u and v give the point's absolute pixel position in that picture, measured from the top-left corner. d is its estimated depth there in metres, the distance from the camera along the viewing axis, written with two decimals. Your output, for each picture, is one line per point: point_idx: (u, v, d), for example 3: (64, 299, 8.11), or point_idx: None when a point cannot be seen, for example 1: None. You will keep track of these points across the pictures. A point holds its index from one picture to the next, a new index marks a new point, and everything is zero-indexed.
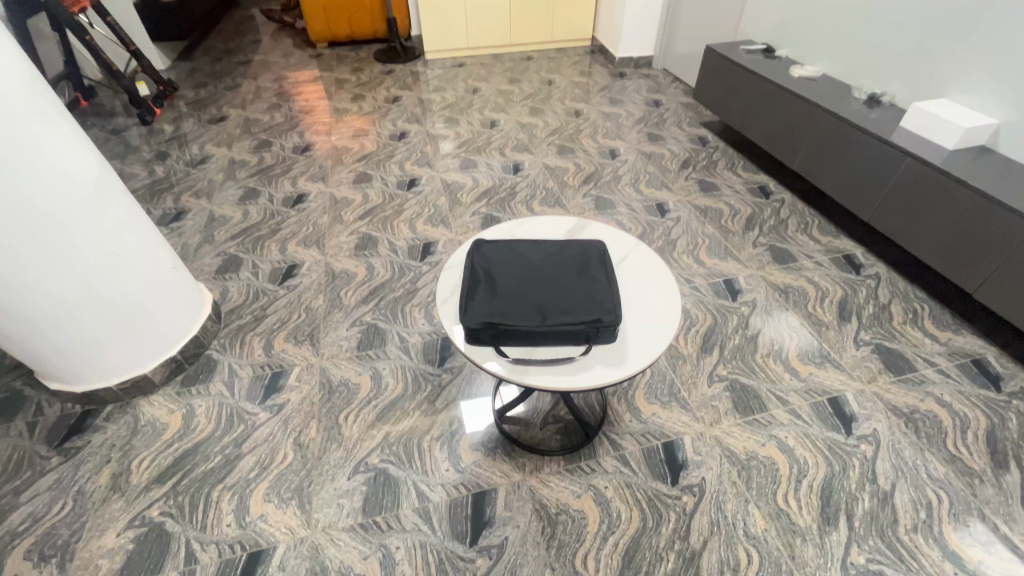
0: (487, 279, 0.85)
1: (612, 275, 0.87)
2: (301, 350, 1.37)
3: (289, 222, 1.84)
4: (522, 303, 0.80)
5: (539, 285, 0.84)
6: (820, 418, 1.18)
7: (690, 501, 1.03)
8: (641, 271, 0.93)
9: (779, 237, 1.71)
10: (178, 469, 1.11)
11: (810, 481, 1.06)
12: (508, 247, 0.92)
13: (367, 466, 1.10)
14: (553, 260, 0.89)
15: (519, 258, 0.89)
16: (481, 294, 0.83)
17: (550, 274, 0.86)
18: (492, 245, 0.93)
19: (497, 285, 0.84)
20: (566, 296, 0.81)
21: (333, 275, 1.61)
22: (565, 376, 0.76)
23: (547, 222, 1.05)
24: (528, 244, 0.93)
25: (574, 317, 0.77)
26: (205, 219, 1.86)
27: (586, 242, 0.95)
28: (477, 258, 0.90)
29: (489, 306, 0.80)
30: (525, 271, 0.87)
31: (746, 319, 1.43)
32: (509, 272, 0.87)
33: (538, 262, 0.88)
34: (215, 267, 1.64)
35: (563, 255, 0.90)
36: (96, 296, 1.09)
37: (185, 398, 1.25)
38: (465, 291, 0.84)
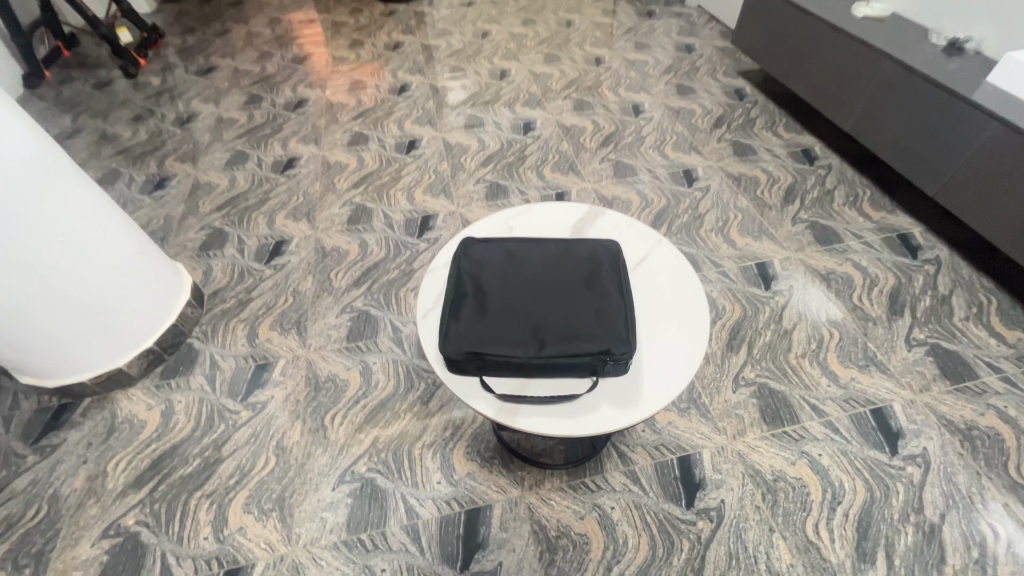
0: (475, 291, 0.71)
1: (626, 286, 0.71)
2: (287, 340, 1.27)
3: (278, 190, 1.69)
4: (515, 325, 0.66)
5: (537, 300, 0.69)
6: (860, 434, 1.04)
7: (706, 528, 0.93)
8: (663, 276, 0.77)
9: (823, 212, 1.50)
10: (155, 473, 1.04)
11: (845, 509, 0.94)
12: (503, 246, 0.77)
13: (353, 475, 1.02)
14: (556, 264, 0.74)
15: (515, 262, 0.74)
16: (466, 311, 0.69)
17: (552, 284, 0.71)
18: (484, 245, 0.77)
19: (487, 300, 0.70)
20: (570, 316, 0.67)
21: (323, 253, 1.48)
22: (564, 419, 0.63)
23: (551, 214, 0.89)
24: (527, 243, 0.77)
25: (578, 347, 0.63)
26: (190, 187, 1.72)
27: (598, 240, 0.79)
28: (465, 262, 0.75)
29: (475, 329, 0.66)
30: (521, 280, 0.72)
31: (781, 311, 1.26)
32: (502, 281, 0.72)
33: (538, 268, 0.73)
34: (199, 243, 1.53)
35: (568, 258, 0.75)
36: (62, 294, 0.99)
37: (164, 393, 1.17)
38: (448, 307, 0.70)
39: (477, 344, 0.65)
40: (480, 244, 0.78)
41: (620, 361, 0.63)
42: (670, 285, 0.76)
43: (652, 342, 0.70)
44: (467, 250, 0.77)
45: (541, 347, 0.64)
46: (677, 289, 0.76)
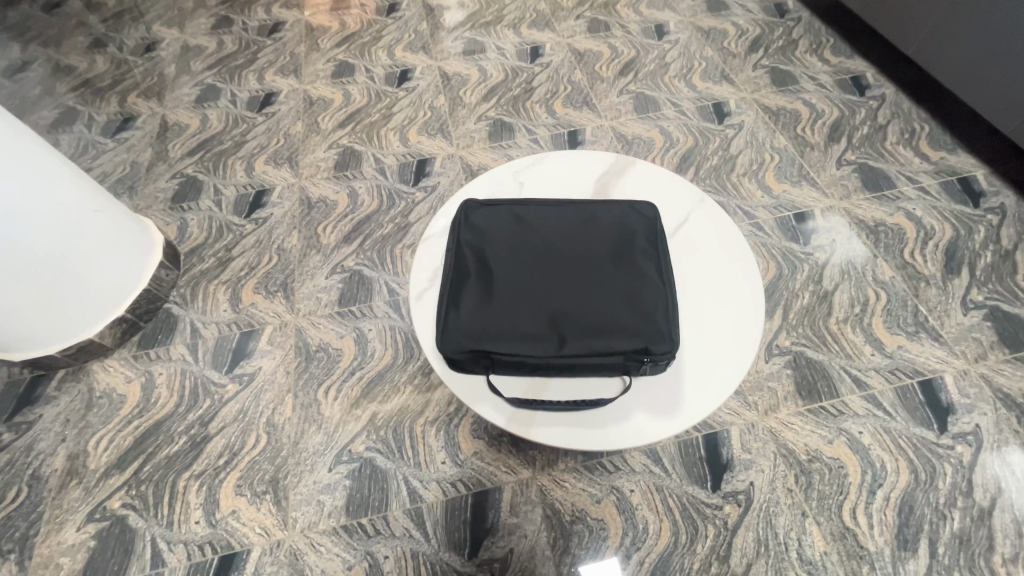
0: (480, 270, 0.58)
1: (664, 261, 0.58)
2: (273, 305, 1.15)
3: (255, 131, 1.51)
4: (531, 315, 0.54)
5: (557, 282, 0.56)
6: (906, 409, 0.94)
7: (733, 513, 0.85)
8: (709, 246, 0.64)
9: (873, 153, 1.31)
10: (139, 452, 0.97)
11: (886, 493, 0.86)
12: (512, 210, 0.63)
13: (351, 455, 0.95)
14: (579, 232, 0.60)
15: (529, 231, 0.61)
16: (471, 297, 0.57)
17: (575, 259, 0.58)
18: (490, 208, 0.64)
19: (495, 281, 0.57)
20: (599, 303, 0.55)
21: (309, 204, 1.33)
22: (589, 428, 0.53)
23: (568, 167, 0.74)
24: (542, 205, 0.63)
25: (609, 344, 0.52)
26: (157, 128, 1.54)
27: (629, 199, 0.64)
28: (467, 230, 0.62)
29: (481, 321, 0.55)
30: (536, 254, 0.59)
31: (822, 269, 1.12)
32: (513, 256, 0.59)
33: (557, 238, 0.60)
34: (171, 194, 1.38)
35: (594, 225, 0.61)
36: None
37: (143, 364, 1.08)
38: (447, 290, 0.58)
39: (486, 340, 0.54)
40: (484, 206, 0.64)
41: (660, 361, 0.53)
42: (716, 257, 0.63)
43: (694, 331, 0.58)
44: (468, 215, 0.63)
45: (563, 344, 0.53)
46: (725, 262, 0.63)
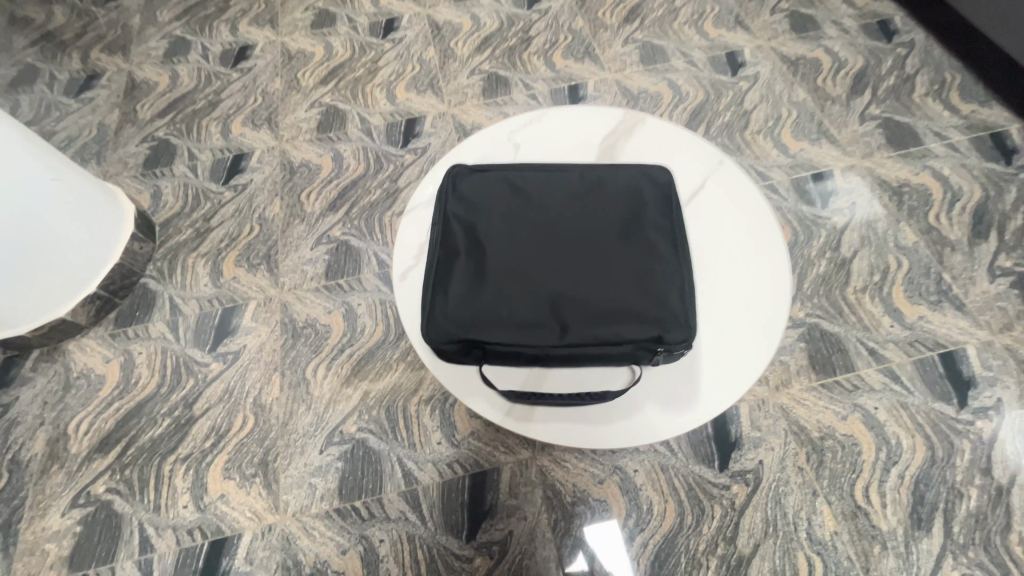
0: (472, 249, 0.52)
1: (680, 236, 0.52)
2: (256, 279, 1.09)
3: (230, 89, 1.39)
4: (528, 300, 0.49)
5: (558, 262, 0.51)
6: (925, 383, 0.89)
7: (741, 493, 0.82)
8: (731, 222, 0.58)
9: (899, 106, 1.21)
10: (121, 435, 0.93)
11: (901, 471, 0.83)
12: (507, 178, 0.57)
13: (343, 436, 0.91)
14: (583, 205, 0.54)
15: (525, 203, 0.54)
16: (459, 278, 0.51)
17: (579, 237, 0.52)
18: (483, 176, 0.57)
19: (488, 260, 0.51)
20: (606, 286, 0.49)
21: (291, 169, 1.24)
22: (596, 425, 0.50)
23: (568, 126, 0.67)
24: (541, 173, 0.57)
25: (617, 333, 0.47)
26: (124, 87, 1.42)
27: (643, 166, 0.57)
28: (456, 201, 0.56)
29: (472, 306, 0.49)
30: (534, 230, 0.53)
31: (840, 235, 1.04)
32: (508, 232, 0.53)
33: (557, 212, 0.53)
34: (143, 159, 1.28)
35: (600, 197, 0.54)
36: None
37: (122, 343, 1.02)
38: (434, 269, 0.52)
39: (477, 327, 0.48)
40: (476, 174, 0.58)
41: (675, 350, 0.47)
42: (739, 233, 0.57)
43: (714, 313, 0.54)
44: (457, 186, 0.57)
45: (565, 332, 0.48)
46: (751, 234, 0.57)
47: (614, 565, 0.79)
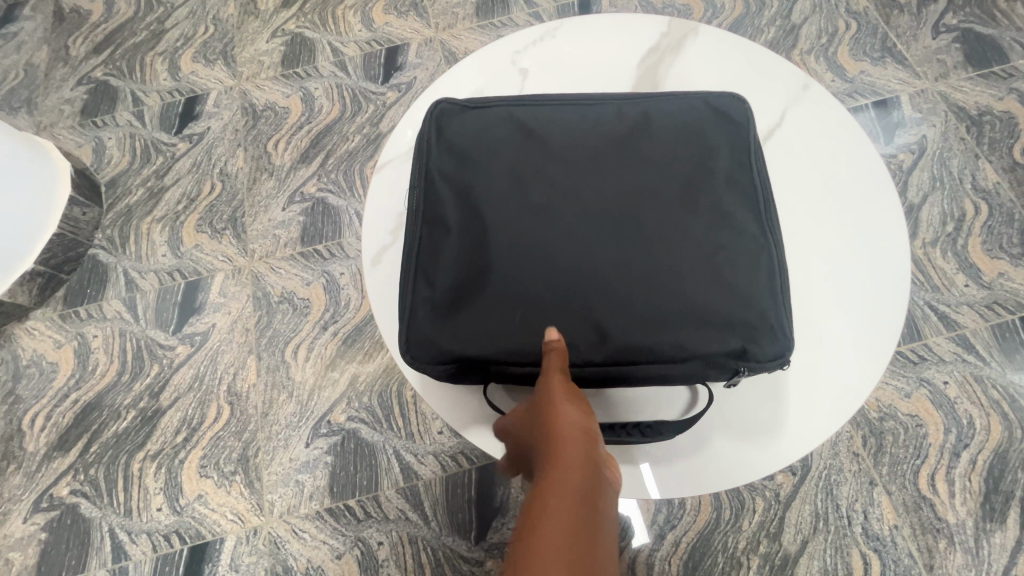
0: (481, 234, 0.47)
1: (722, 216, 0.46)
2: (220, 247, 0.94)
3: (176, 16, 1.17)
4: (559, 298, 0.45)
5: (588, 248, 0.46)
6: (1004, 352, 0.77)
7: (787, 484, 0.72)
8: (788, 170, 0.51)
9: (982, 14, 1.00)
10: (82, 431, 0.82)
11: (972, 455, 0.72)
12: (509, 139, 0.49)
13: (330, 427, 0.80)
14: (608, 173, 0.48)
15: (539, 172, 0.48)
16: (468, 274, 0.46)
17: (607, 216, 0.46)
18: (480, 136, 0.50)
19: (502, 249, 0.46)
20: (648, 277, 0.45)
21: (254, 114, 1.06)
22: (680, 468, 0.51)
23: (577, 78, 0.60)
24: (552, 128, 0.50)
25: (660, 340, 0.44)
26: (48, 14, 1.19)
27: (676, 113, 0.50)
28: (452, 173, 0.49)
29: (491, 308, 0.45)
30: (553, 208, 0.47)
31: (907, 177, 0.88)
32: (521, 209, 0.47)
33: (578, 182, 0.47)
34: (80, 107, 1.09)
35: (627, 159, 0.48)
36: None
37: (73, 325, 0.90)
38: (432, 264, 0.47)
39: (502, 336, 0.45)
40: (469, 131, 0.50)
41: (738, 358, 0.44)
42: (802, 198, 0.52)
43: (801, 341, 0.53)
44: (447, 151, 0.50)
45: (604, 335, 0.44)
46: (829, 241, 0.55)
47: (623, 507, 0.72)
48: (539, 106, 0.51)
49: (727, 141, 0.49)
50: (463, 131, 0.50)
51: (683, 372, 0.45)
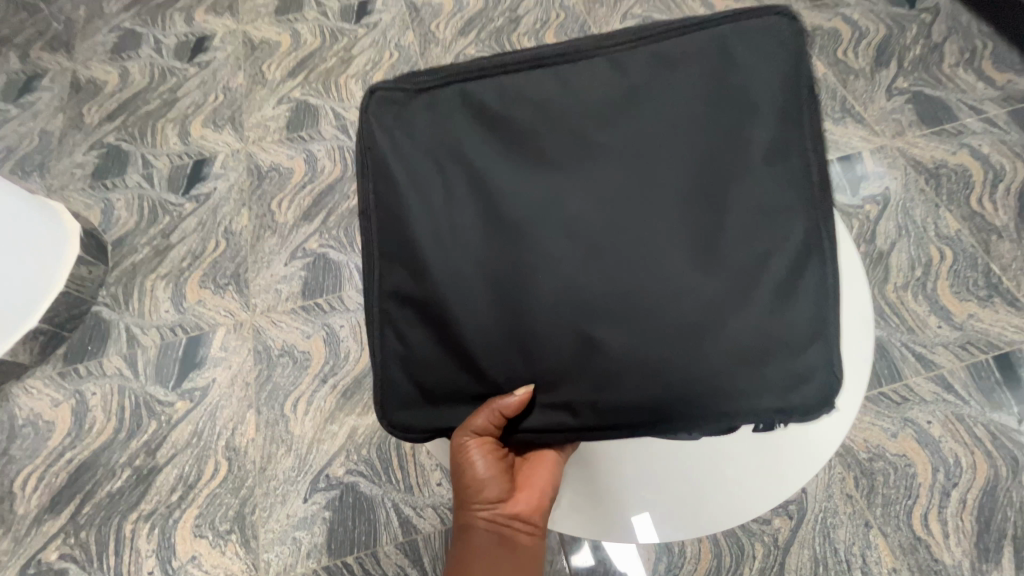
0: (467, 250, 0.48)
1: (729, 269, 0.45)
2: (223, 302, 0.96)
3: (188, 85, 1.25)
4: (555, 309, 0.45)
5: (581, 252, 0.46)
6: (981, 390, 0.80)
7: (785, 528, 0.73)
8: (800, 136, 0.47)
9: (929, 77, 1.10)
10: (74, 492, 0.81)
11: (962, 494, 0.73)
12: (506, 173, 0.48)
13: (329, 481, 0.80)
14: (611, 216, 0.46)
15: (520, 167, 0.48)
16: (456, 298, 0.47)
17: (607, 262, 0.45)
18: (449, 138, 0.49)
19: (490, 262, 0.47)
20: (645, 324, 0.45)
21: (259, 175, 1.11)
22: (669, 511, 0.55)
23: None
24: (551, 166, 0.47)
25: (649, 391, 0.45)
26: (68, 86, 1.27)
27: (670, 99, 0.47)
28: (444, 211, 0.49)
29: (481, 363, 0.48)
30: (550, 249, 0.46)
31: (874, 226, 0.94)
32: (514, 252, 0.46)
33: (565, 175, 0.47)
34: (91, 170, 1.14)
35: (633, 203, 0.46)
36: None
37: (72, 382, 0.90)
38: (417, 311, 0.50)
39: (501, 362, 0.47)
40: (420, 143, 0.50)
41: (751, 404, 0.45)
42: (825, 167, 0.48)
43: None
44: (411, 165, 0.50)
45: (594, 361, 0.45)
46: None
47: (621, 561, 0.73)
48: (512, 79, 0.49)
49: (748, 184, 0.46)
50: (412, 141, 0.50)
51: (702, 422, 0.46)
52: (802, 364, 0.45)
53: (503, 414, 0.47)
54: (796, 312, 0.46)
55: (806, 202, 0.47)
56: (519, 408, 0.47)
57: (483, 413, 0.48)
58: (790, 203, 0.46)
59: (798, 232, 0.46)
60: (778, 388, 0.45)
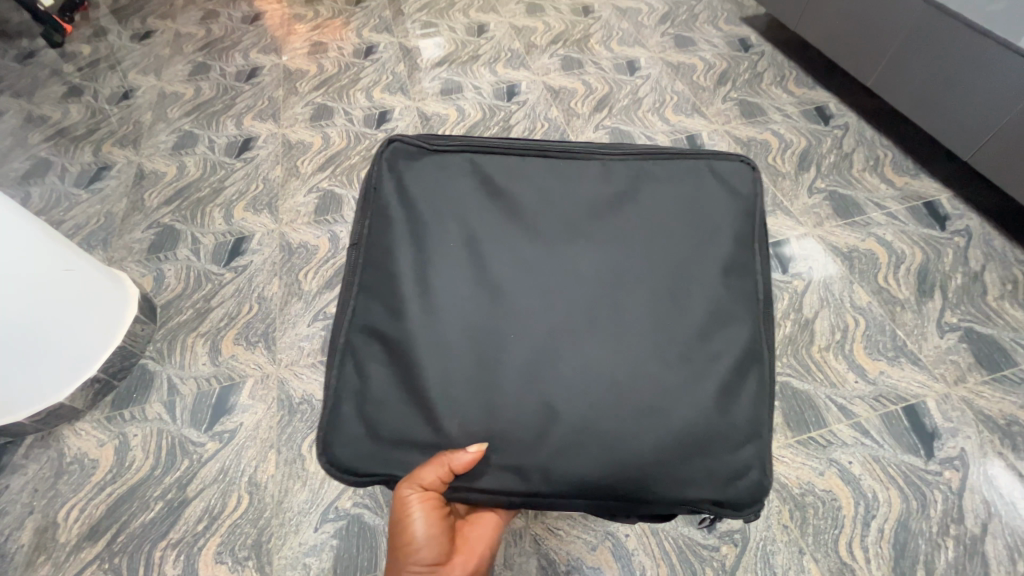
0: (458, 289, 0.60)
1: (670, 353, 0.58)
2: (254, 356, 1.13)
3: (234, 177, 1.50)
4: (529, 353, 0.57)
5: (559, 304, 0.59)
6: (893, 435, 0.95)
7: (731, 554, 0.85)
8: (747, 254, 0.66)
9: (841, 180, 1.36)
10: (112, 522, 0.93)
11: (879, 525, 0.86)
12: (501, 255, 0.62)
13: (337, 512, 0.92)
14: (579, 296, 0.59)
15: (521, 226, 0.64)
16: (439, 335, 0.58)
17: (573, 332, 0.58)
18: (465, 194, 0.66)
19: (477, 303, 0.59)
20: (598, 390, 0.55)
21: (290, 250, 1.32)
22: None
23: None
24: (538, 252, 0.62)
25: (589, 452, 0.54)
26: (133, 176, 1.53)
27: (637, 221, 0.64)
28: (443, 278, 0.61)
29: (438, 401, 0.56)
30: (530, 317, 0.58)
31: (800, 297, 1.14)
32: (498, 318, 0.58)
33: (556, 238, 0.63)
34: (148, 244, 1.35)
35: (599, 290, 0.60)
36: None
37: (117, 425, 1.04)
38: (387, 340, 0.60)
39: (464, 401, 0.55)
40: (437, 191, 0.67)
41: (678, 474, 0.55)
42: (764, 288, 0.67)
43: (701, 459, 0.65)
44: (429, 206, 0.65)
45: (548, 420, 0.55)
46: None
47: None
48: (529, 172, 0.68)
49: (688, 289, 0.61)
50: (433, 190, 0.67)
51: (632, 488, 0.54)
52: (727, 446, 0.57)
53: (451, 470, 0.54)
54: (725, 396, 0.58)
55: (744, 303, 0.63)
56: (466, 467, 0.54)
57: (433, 467, 0.54)
58: (732, 302, 0.62)
59: (737, 328, 0.61)
60: (704, 464, 0.56)
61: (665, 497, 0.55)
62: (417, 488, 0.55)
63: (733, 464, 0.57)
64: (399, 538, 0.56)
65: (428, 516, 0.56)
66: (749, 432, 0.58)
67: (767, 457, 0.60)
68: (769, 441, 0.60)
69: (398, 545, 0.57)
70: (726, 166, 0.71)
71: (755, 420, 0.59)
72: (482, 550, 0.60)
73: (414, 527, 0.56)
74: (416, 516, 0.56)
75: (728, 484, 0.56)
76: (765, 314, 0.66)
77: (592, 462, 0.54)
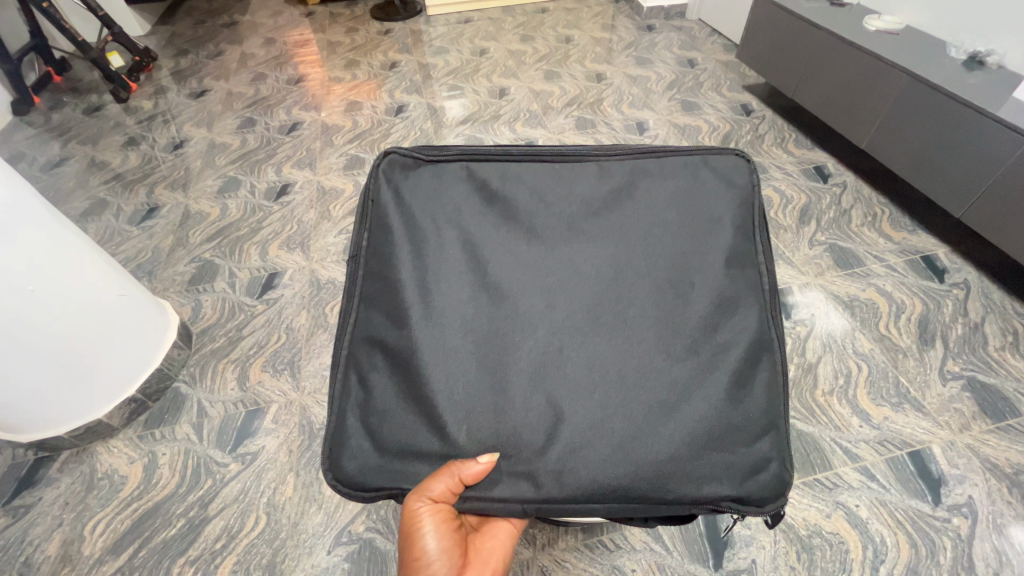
0: (467, 298, 0.66)
1: (672, 351, 0.63)
2: (279, 383, 1.19)
3: (271, 219, 1.63)
4: (536, 355, 0.62)
5: (563, 307, 0.65)
6: (899, 480, 0.96)
7: None
8: (749, 245, 0.71)
9: (840, 233, 1.43)
10: (135, 537, 0.97)
11: (888, 570, 0.86)
12: (508, 264, 0.68)
13: (350, 536, 0.94)
14: (583, 297, 0.66)
15: (523, 236, 0.70)
16: (446, 342, 0.63)
17: (580, 332, 0.64)
18: (464, 204, 0.73)
19: (484, 311, 0.65)
20: (608, 387, 0.61)
21: (319, 286, 1.41)
22: None
23: None
24: (543, 260, 0.68)
25: (605, 446, 0.58)
26: (179, 216, 1.67)
27: (638, 227, 0.70)
28: (458, 289, 0.67)
29: (444, 410, 0.61)
30: (535, 321, 0.64)
31: (803, 343, 1.18)
32: (505, 323, 0.64)
33: (556, 243, 0.69)
34: (188, 277, 1.46)
35: (604, 293, 0.66)
36: (39, 351, 0.90)
37: (148, 444, 1.10)
38: (393, 353, 0.66)
39: (471, 405, 0.60)
40: (432, 201, 0.73)
41: (696, 472, 0.58)
42: (769, 278, 0.71)
43: None
44: (428, 218, 0.72)
45: (554, 417, 0.59)
46: None
47: None
48: (524, 181, 0.74)
49: (688, 292, 0.66)
50: (430, 202, 0.73)
51: (648, 490, 0.57)
52: (743, 439, 0.61)
53: (461, 479, 0.58)
54: (735, 391, 0.62)
55: (749, 294, 0.68)
56: (476, 476, 0.58)
57: (442, 477, 0.58)
58: (739, 291, 0.68)
59: (743, 317, 0.67)
60: (720, 459, 0.59)
61: (688, 497, 0.58)
62: (427, 500, 0.59)
63: (752, 459, 0.61)
64: (411, 552, 0.60)
65: (438, 528, 0.60)
66: (765, 424, 0.63)
67: (783, 447, 0.64)
68: (785, 433, 0.65)
69: (411, 560, 0.61)
70: (724, 157, 0.76)
71: (769, 412, 0.64)
72: (495, 564, 0.63)
73: (426, 538, 0.60)
74: (427, 528, 0.60)
75: (750, 481, 0.60)
76: (773, 301, 0.71)
77: (604, 463, 0.57)
